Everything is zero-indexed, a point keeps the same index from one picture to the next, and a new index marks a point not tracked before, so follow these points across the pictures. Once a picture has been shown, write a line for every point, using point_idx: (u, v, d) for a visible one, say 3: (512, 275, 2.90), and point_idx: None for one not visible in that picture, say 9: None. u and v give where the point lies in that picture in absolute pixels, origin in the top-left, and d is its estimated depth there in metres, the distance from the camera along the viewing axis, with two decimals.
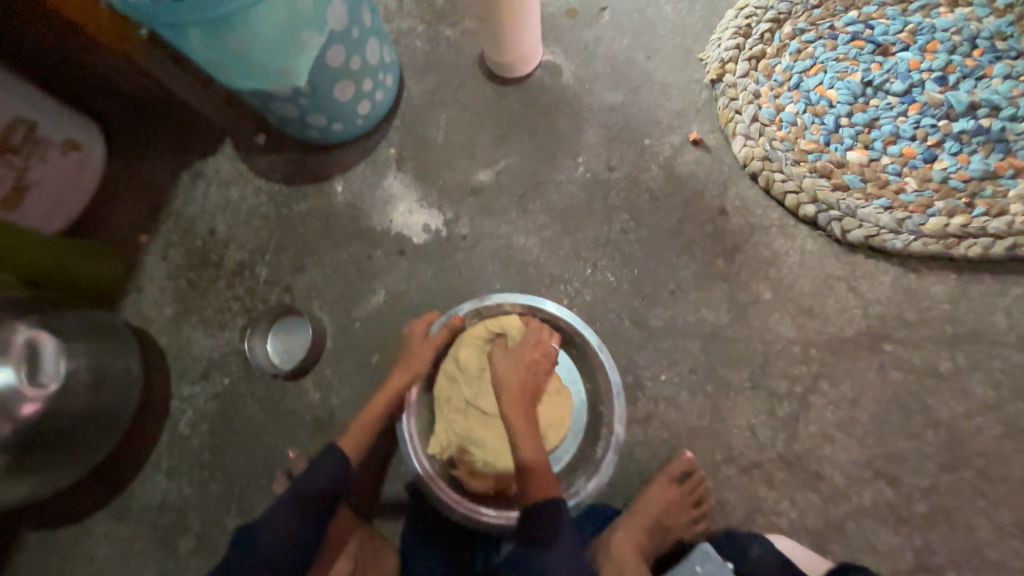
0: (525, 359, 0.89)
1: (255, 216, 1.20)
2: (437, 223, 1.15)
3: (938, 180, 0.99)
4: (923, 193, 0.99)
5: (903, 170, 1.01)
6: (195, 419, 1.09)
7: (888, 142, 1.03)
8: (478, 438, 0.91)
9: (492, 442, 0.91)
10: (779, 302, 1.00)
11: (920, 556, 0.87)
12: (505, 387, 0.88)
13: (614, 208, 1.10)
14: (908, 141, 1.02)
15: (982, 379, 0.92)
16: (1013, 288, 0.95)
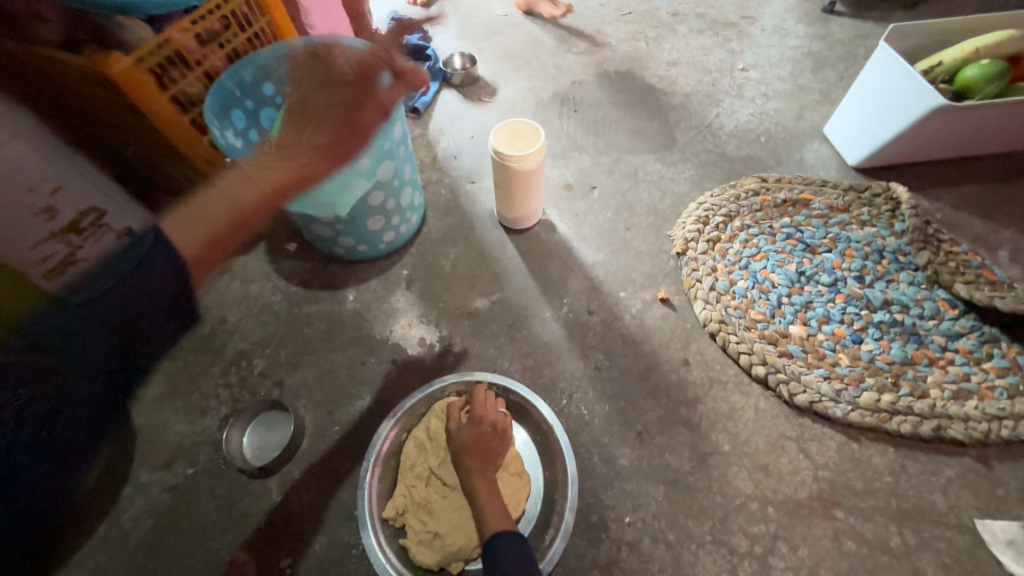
0: (482, 427, 1.00)
1: (267, 311, 1.32)
2: (431, 338, 1.27)
3: (866, 359, 1.15)
4: (855, 368, 1.14)
5: (837, 347, 1.18)
6: (144, 511, 1.05)
7: (822, 322, 1.21)
8: (431, 508, 0.97)
9: (446, 513, 0.97)
10: (736, 455, 1.07)
11: None
12: (465, 451, 0.98)
13: (590, 346, 1.24)
14: (839, 323, 1.21)
15: (931, 560, 0.95)
16: (945, 468, 1.04)
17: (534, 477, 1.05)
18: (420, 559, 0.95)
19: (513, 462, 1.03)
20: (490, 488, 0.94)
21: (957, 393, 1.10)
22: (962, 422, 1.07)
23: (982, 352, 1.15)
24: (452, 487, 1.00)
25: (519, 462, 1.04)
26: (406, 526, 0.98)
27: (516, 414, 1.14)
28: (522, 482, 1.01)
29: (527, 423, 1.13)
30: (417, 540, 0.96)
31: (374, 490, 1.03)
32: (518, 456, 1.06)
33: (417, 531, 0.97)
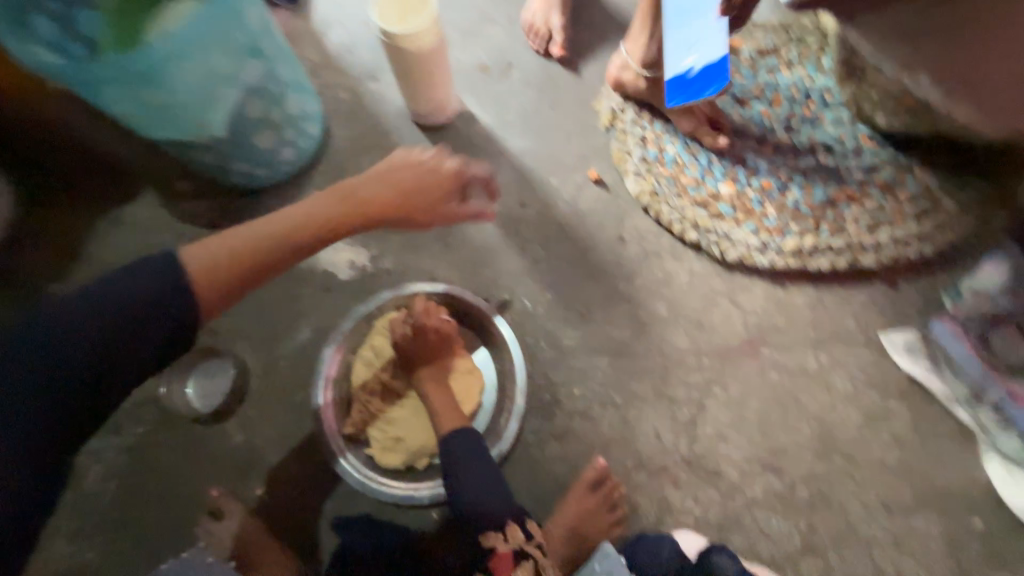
0: (425, 335, 0.99)
1: (177, 262, 1.21)
2: (362, 261, 1.20)
3: (791, 207, 1.17)
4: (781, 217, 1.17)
5: (764, 200, 1.19)
6: (104, 475, 1.04)
7: (751, 176, 1.21)
8: (391, 416, 1.01)
9: (405, 419, 1.00)
10: (674, 318, 1.13)
11: (806, 538, 0.97)
12: (412, 361, 0.99)
13: (527, 240, 1.21)
14: (766, 175, 1.21)
15: (841, 374, 1.08)
16: (858, 295, 1.13)
17: (486, 372, 1.09)
18: (387, 462, 1.00)
19: (462, 362, 1.05)
20: (444, 391, 0.97)
21: (872, 225, 1.14)
22: (876, 251, 1.13)
23: (895, 182, 1.17)
24: (407, 395, 1.03)
25: (469, 360, 1.07)
26: (369, 437, 1.02)
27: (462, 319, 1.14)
28: (475, 378, 1.05)
29: (472, 325, 1.13)
30: (382, 447, 1.00)
31: (331, 413, 1.04)
32: (467, 355, 1.07)
33: (379, 439, 1.00)
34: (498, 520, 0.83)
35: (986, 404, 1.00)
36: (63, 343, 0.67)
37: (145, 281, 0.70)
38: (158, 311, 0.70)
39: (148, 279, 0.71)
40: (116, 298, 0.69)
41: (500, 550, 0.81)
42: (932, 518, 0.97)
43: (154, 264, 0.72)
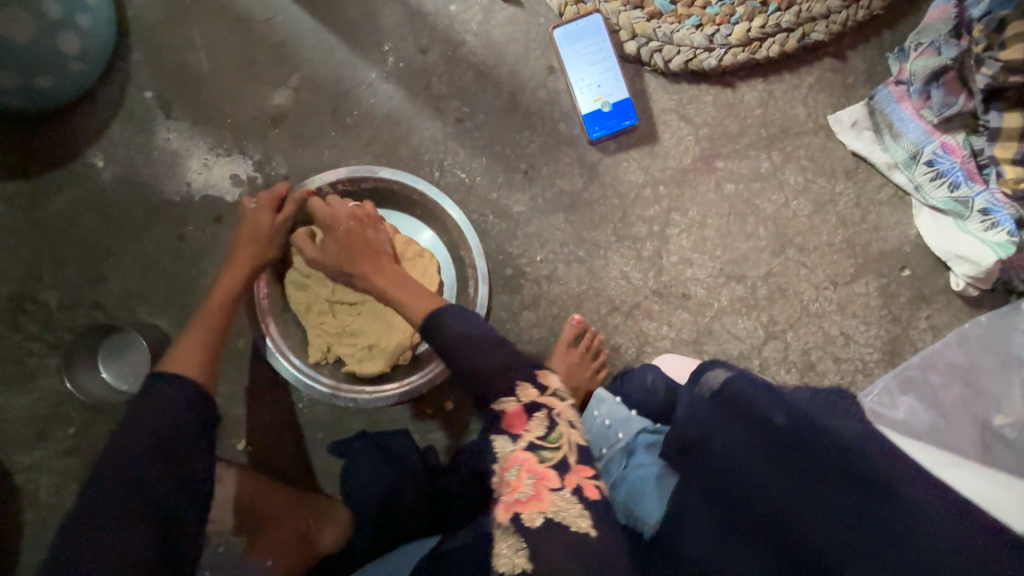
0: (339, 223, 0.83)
1: (7, 235, 0.94)
2: (246, 171, 0.96)
3: None
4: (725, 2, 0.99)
5: None
6: (56, 484, 0.92)
7: None
8: (355, 328, 0.92)
9: (371, 326, 0.92)
10: (623, 151, 1.02)
11: (768, 329, 1.04)
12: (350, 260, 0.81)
13: (441, 97, 0.99)
14: None
15: (794, 169, 1.05)
16: (807, 77, 1.04)
17: (438, 250, 0.99)
18: (368, 370, 0.92)
19: (405, 247, 0.94)
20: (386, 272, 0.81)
21: None
22: (825, 20, 1.00)
23: None
24: (361, 301, 0.92)
25: (414, 244, 0.95)
26: (340, 356, 0.93)
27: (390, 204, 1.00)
28: (427, 260, 0.94)
29: (404, 206, 0.99)
30: (358, 360, 0.92)
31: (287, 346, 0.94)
32: (407, 239, 0.95)
33: (352, 353, 0.92)
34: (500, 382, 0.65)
35: (922, 161, 1.01)
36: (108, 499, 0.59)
37: (183, 411, 0.65)
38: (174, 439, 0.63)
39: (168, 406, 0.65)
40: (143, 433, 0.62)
41: (511, 407, 0.64)
42: (873, 281, 1.06)
43: (175, 391, 0.67)
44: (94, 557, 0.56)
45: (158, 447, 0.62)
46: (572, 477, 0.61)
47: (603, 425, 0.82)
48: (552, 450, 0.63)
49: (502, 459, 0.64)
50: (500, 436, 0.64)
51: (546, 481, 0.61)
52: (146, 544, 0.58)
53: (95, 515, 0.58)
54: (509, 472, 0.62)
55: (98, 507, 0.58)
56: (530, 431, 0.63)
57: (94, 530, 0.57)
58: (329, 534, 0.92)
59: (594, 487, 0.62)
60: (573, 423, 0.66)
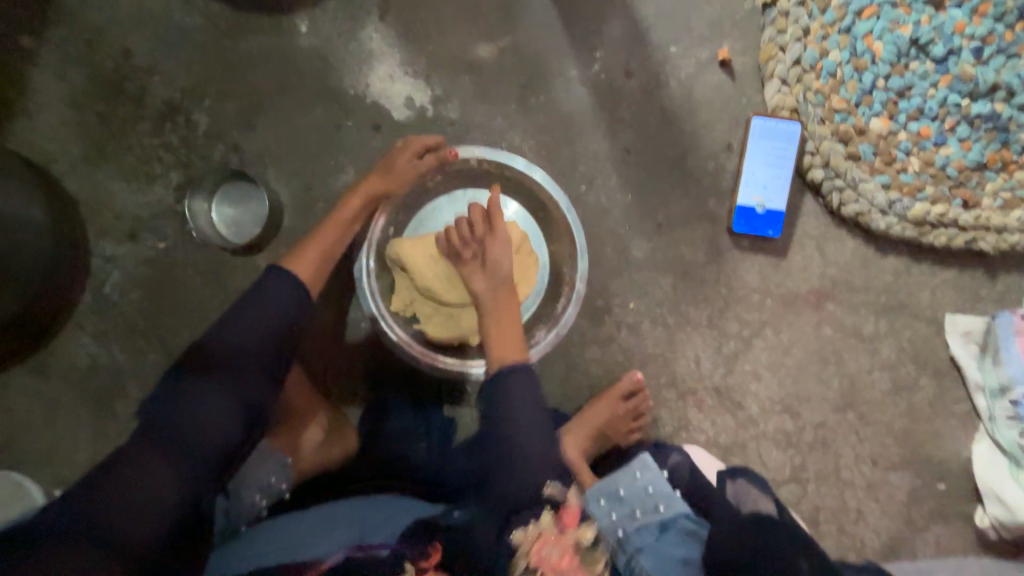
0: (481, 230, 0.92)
1: (191, 49, 0.98)
2: (421, 99, 0.99)
3: (939, 166, 1.00)
4: (921, 175, 1.01)
5: (913, 150, 1.01)
6: (123, 283, 0.96)
7: (912, 117, 1.00)
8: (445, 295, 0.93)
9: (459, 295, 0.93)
10: (753, 252, 1.04)
11: (794, 471, 1.06)
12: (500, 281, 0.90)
13: (622, 123, 1.01)
14: (929, 120, 1.00)
15: (891, 343, 1.06)
16: (945, 270, 1.06)
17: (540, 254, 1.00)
18: (441, 338, 0.95)
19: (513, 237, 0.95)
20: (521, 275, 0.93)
21: (1007, 203, 1.01)
22: (1001, 239, 1.02)
23: None
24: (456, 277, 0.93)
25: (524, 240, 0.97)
26: (418, 315, 0.95)
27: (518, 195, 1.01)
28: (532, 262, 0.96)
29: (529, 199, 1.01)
30: (433, 322, 0.94)
31: (374, 276, 0.96)
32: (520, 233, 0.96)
33: (431, 315, 0.94)
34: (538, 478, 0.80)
35: (1008, 398, 1.02)
36: (207, 370, 0.70)
37: (286, 316, 0.74)
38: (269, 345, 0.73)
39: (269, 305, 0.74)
40: (249, 327, 0.72)
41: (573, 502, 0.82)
42: (906, 477, 1.07)
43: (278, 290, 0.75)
44: (195, 413, 0.69)
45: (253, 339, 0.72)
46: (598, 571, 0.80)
47: (644, 490, 0.86)
48: (586, 538, 0.80)
49: (541, 528, 0.77)
50: (548, 509, 0.79)
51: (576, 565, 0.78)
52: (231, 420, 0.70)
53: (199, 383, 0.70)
54: (546, 545, 0.77)
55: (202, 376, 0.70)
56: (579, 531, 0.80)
57: (197, 390, 0.69)
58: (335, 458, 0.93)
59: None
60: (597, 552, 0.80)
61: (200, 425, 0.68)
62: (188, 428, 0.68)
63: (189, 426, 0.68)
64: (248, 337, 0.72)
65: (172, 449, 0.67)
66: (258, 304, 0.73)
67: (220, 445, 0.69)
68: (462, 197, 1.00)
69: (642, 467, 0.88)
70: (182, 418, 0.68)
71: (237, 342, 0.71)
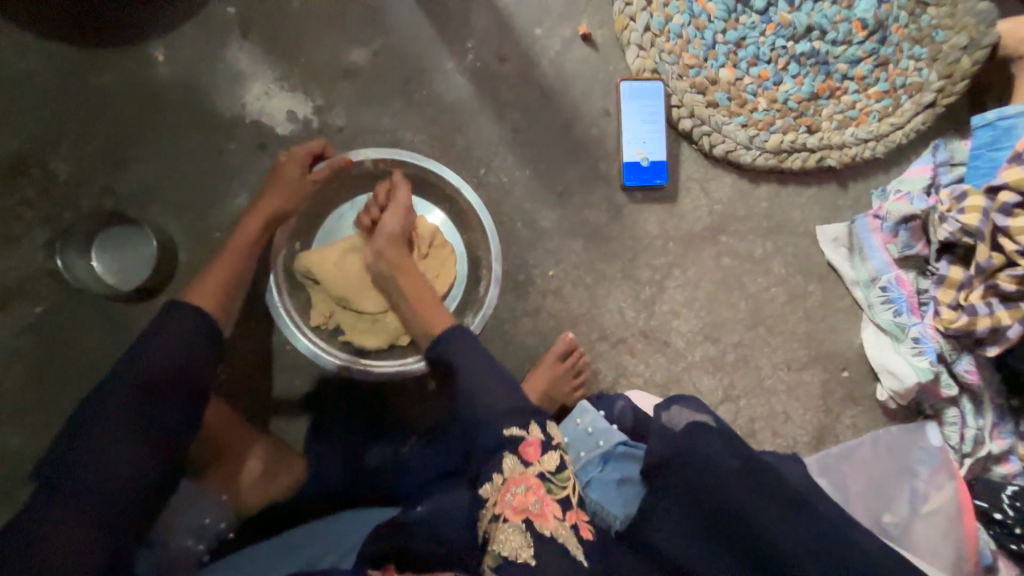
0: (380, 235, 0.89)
1: (34, 96, 0.90)
2: (303, 111, 0.98)
3: (782, 101, 1.16)
4: (770, 111, 1.16)
5: (759, 91, 1.15)
6: (2, 359, 0.86)
7: (752, 63, 1.14)
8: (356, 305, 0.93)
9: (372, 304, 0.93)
10: (649, 203, 1.13)
11: (726, 391, 1.16)
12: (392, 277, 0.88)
13: (506, 105, 1.07)
14: (766, 64, 1.15)
15: (780, 260, 1.20)
16: (807, 189, 1.22)
17: (455, 244, 1.03)
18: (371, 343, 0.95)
19: (424, 229, 0.98)
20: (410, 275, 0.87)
21: (842, 123, 1.18)
22: (843, 154, 1.19)
23: (872, 77, 1.18)
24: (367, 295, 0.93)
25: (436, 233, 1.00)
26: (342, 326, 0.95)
27: (421, 191, 1.04)
28: (447, 253, 1.00)
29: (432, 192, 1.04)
30: (359, 330, 0.94)
31: (286, 293, 0.95)
32: (430, 224, 1.00)
33: (355, 324, 0.94)
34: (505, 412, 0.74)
35: (878, 285, 1.19)
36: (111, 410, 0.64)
37: (193, 346, 0.69)
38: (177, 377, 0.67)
39: (173, 334, 0.68)
40: (151, 361, 0.66)
41: (531, 435, 0.71)
42: (817, 373, 1.21)
43: (181, 321, 0.69)
44: (99, 464, 0.62)
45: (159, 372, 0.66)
46: (575, 515, 0.68)
47: (584, 431, 0.95)
48: (558, 484, 0.69)
49: (506, 475, 0.69)
50: (509, 454, 0.70)
51: (552, 511, 0.67)
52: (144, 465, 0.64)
53: (102, 432, 0.63)
54: (512, 488, 0.68)
55: (105, 421, 0.64)
56: (544, 462, 0.69)
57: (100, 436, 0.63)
58: (282, 483, 0.90)
59: (587, 527, 0.69)
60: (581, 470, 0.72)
61: (107, 468, 0.63)
62: (93, 473, 0.62)
63: (94, 475, 0.62)
64: (153, 369, 0.66)
65: (81, 499, 0.62)
66: (161, 336, 0.68)
67: (133, 484, 0.63)
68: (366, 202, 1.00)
69: (582, 413, 0.96)
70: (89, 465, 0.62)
71: (141, 377, 0.65)
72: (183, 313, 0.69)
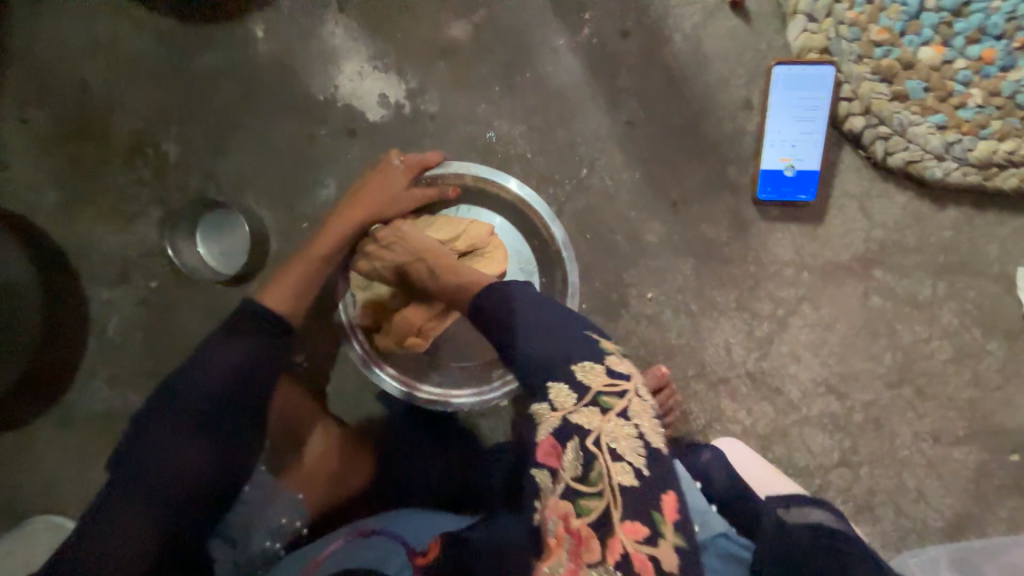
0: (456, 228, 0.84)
1: (148, 74, 0.91)
2: (396, 95, 0.90)
3: (1008, 95, 0.84)
4: (985, 109, 0.85)
5: (975, 78, 0.85)
6: (124, 326, 0.94)
7: (971, 40, 0.84)
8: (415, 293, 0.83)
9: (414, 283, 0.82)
10: (785, 221, 0.92)
11: (845, 455, 0.97)
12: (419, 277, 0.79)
13: (621, 92, 0.89)
14: (994, 40, 0.83)
15: (953, 308, 0.93)
16: (1017, 217, 0.91)
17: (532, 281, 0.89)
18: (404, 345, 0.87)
19: (470, 235, 0.84)
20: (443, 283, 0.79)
21: None
22: None
23: None
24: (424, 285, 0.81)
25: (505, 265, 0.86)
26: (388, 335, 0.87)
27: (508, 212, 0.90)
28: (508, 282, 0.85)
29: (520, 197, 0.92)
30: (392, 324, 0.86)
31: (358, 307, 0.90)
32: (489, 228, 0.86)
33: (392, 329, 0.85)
34: (540, 382, 0.63)
35: None
36: (173, 418, 0.68)
37: (253, 359, 0.71)
38: (235, 391, 0.70)
39: (239, 345, 0.71)
40: (212, 374, 0.69)
41: (544, 433, 0.61)
42: (974, 451, 0.97)
43: (249, 332, 0.72)
44: (160, 465, 0.67)
45: (216, 385, 0.69)
46: (616, 546, 0.56)
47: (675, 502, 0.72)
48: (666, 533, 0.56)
49: (545, 503, 0.60)
50: (540, 471, 0.61)
51: (583, 556, 0.56)
52: (199, 469, 0.69)
53: (164, 438, 0.68)
54: (550, 526, 0.59)
55: (164, 419, 0.69)
56: (568, 468, 0.58)
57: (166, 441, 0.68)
58: (352, 483, 0.92)
59: (647, 561, 0.55)
60: (619, 456, 0.58)
61: (168, 472, 0.67)
62: (152, 475, 0.67)
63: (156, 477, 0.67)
64: (213, 375, 0.69)
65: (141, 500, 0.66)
66: (231, 348, 0.71)
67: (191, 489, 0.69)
68: (456, 217, 0.90)
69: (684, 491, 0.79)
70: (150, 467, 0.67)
71: (206, 385, 0.69)
72: (254, 318, 0.73)
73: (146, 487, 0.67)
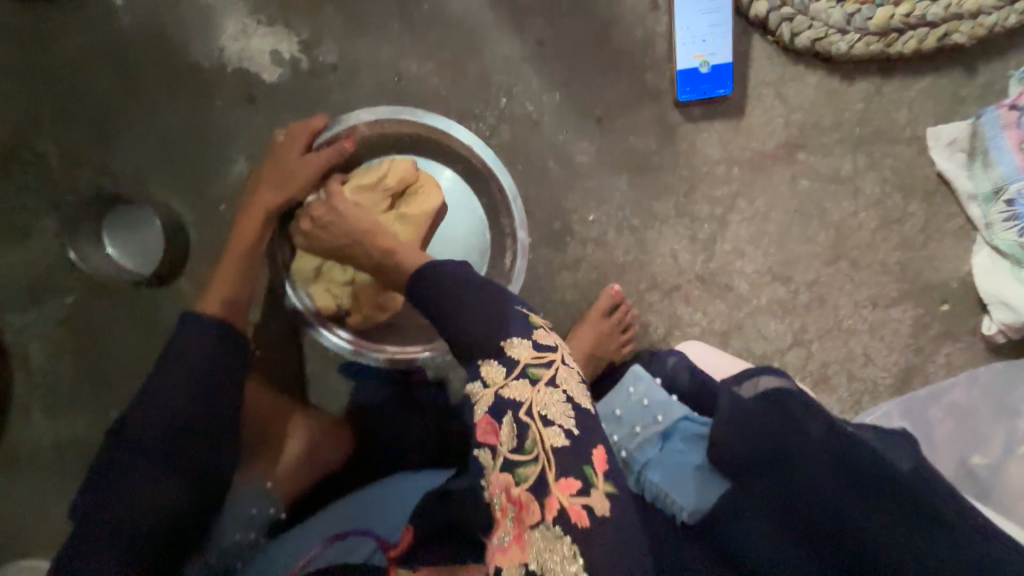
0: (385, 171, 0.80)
1: (7, 72, 0.82)
2: (288, 49, 0.83)
3: None
4: None
5: None
6: (48, 349, 0.87)
7: None
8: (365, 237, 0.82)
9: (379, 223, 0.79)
10: (708, 120, 0.93)
11: (797, 336, 1.02)
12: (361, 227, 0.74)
13: (525, 13, 0.87)
14: None
15: (873, 178, 0.98)
16: (917, 80, 0.95)
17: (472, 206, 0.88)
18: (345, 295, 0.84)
19: (398, 170, 0.80)
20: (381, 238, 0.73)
21: None
22: (976, 24, 0.89)
23: None
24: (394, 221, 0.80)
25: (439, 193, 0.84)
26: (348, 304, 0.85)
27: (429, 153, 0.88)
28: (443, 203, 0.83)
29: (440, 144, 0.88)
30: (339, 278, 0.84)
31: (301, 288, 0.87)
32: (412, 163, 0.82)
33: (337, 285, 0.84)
34: (471, 360, 0.56)
35: (1003, 199, 0.94)
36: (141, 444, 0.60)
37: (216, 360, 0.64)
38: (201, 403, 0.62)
39: (192, 350, 0.64)
40: (172, 387, 0.62)
41: (482, 405, 0.54)
42: (909, 309, 1.03)
43: (200, 334, 0.65)
44: (130, 499, 0.59)
45: (179, 400, 0.61)
46: (555, 499, 0.49)
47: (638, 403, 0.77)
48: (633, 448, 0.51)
49: (488, 478, 0.53)
50: (481, 451, 0.54)
51: (526, 519, 0.49)
52: (176, 491, 0.61)
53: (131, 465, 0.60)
54: (493, 500, 0.52)
55: (131, 447, 0.61)
56: (504, 443, 0.52)
57: (144, 468, 0.60)
58: (328, 460, 0.91)
59: (581, 511, 0.48)
60: (524, 432, 0.52)
61: (141, 502, 0.59)
62: (126, 511, 0.58)
63: (130, 511, 0.58)
64: (174, 388, 0.62)
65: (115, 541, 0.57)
66: (186, 358, 0.63)
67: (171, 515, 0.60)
68: None
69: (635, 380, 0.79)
70: (120, 503, 0.58)
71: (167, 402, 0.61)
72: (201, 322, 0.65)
73: (119, 524, 0.58)
